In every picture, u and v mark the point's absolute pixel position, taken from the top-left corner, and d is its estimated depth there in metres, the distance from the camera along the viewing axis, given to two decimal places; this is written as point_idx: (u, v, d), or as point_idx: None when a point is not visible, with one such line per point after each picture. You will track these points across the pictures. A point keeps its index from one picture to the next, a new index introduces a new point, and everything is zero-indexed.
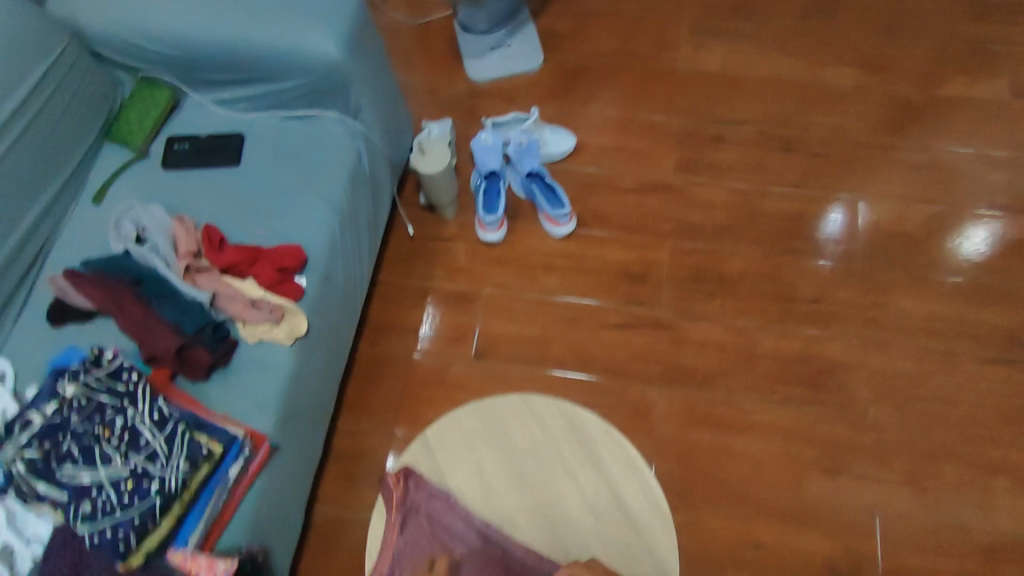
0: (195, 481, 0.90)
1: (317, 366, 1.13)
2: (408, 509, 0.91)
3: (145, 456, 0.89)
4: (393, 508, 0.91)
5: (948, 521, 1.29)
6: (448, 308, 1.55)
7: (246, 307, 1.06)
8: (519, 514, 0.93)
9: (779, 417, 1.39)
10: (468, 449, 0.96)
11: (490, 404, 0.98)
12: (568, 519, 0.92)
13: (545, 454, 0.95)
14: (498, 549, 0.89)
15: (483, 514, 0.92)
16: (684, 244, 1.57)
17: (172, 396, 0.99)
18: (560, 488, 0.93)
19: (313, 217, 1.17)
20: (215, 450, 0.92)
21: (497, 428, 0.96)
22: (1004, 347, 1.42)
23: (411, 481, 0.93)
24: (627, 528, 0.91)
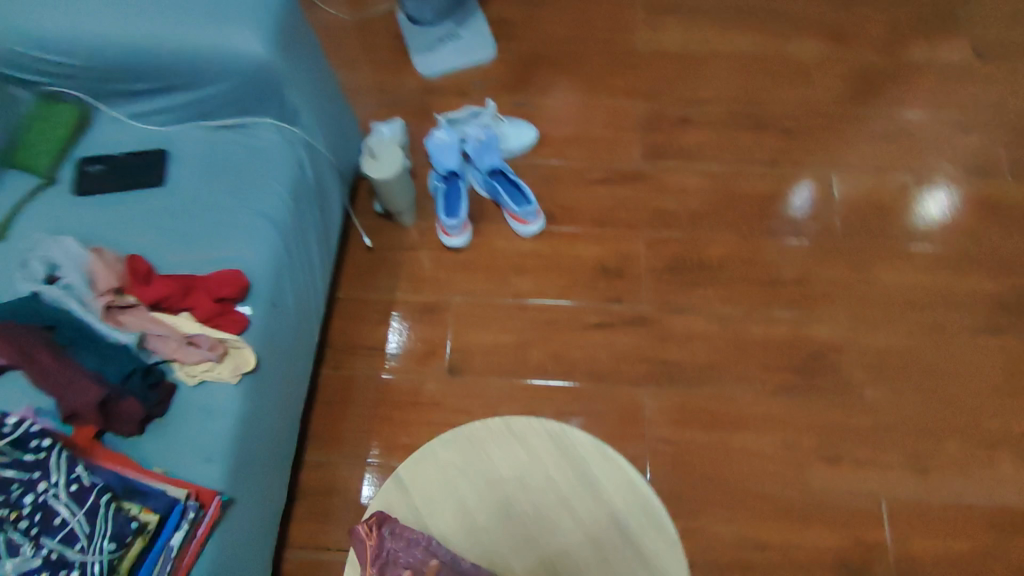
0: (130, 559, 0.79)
1: (271, 404, 1.01)
2: (384, 563, 0.78)
3: (61, 540, 0.76)
4: (367, 562, 0.78)
5: (958, 499, 1.23)
6: (415, 321, 1.44)
7: (181, 346, 0.93)
8: (510, 553, 0.80)
9: (774, 407, 1.32)
10: (447, 484, 0.84)
11: (467, 430, 0.86)
12: (567, 555, 0.79)
13: (534, 481, 0.83)
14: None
15: (469, 558, 0.80)
16: (659, 233, 1.50)
17: (100, 458, 0.85)
18: (555, 519, 0.81)
19: (253, 238, 1.05)
20: (150, 520, 0.81)
21: (478, 456, 0.85)
22: (994, 314, 1.38)
23: (387, 530, 0.80)
24: (633, 557, 0.79)
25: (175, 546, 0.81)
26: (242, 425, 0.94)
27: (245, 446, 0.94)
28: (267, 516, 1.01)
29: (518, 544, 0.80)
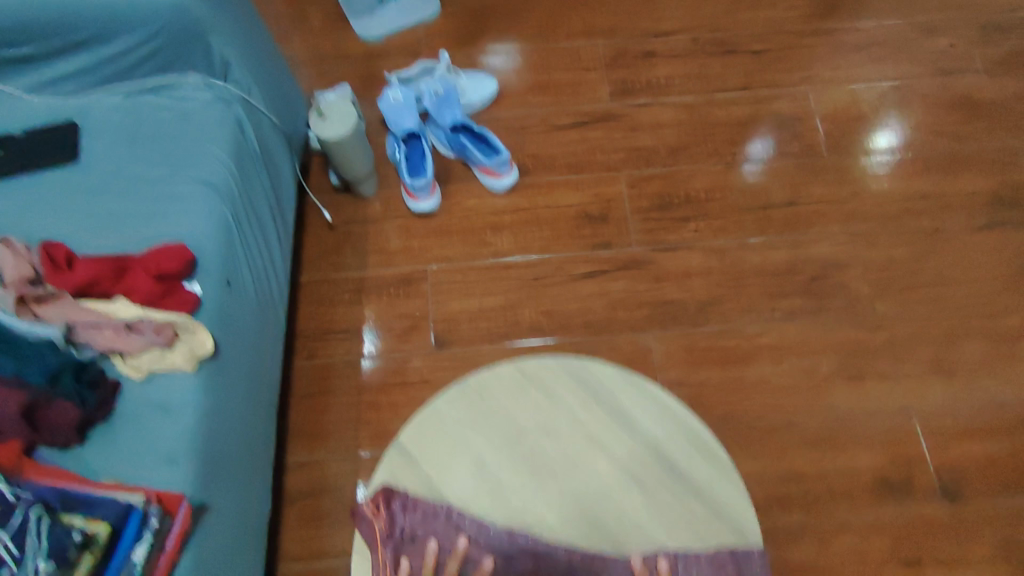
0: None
1: (239, 395, 0.87)
2: (399, 541, 0.67)
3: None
4: (379, 544, 0.67)
5: (986, 401, 1.18)
6: (391, 297, 1.31)
7: (120, 334, 0.78)
8: (543, 508, 0.69)
9: (786, 334, 1.23)
10: (460, 443, 0.72)
11: (474, 381, 0.75)
12: (609, 502, 0.69)
13: (559, 426, 0.72)
14: (529, 562, 0.66)
15: (497, 522, 0.68)
16: (640, 171, 1.40)
17: (33, 475, 0.70)
18: (589, 464, 0.71)
19: (194, 207, 0.89)
20: (97, 530, 0.66)
21: (491, 407, 0.73)
22: (991, 210, 1.33)
23: (398, 504, 0.69)
24: (682, 491, 0.69)
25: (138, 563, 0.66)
26: (208, 420, 0.80)
27: (215, 444, 0.81)
28: (254, 524, 0.88)
29: (552, 499, 0.69)
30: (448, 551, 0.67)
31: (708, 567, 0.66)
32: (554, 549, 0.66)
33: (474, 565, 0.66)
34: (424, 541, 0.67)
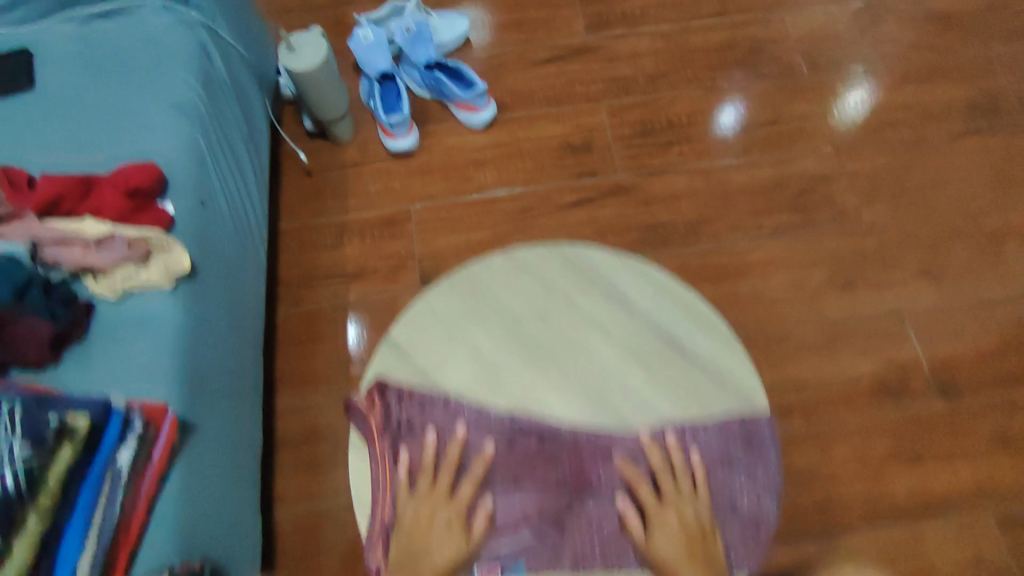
0: (59, 477, 0.58)
1: (223, 319, 0.85)
2: (397, 432, 0.65)
3: None
4: (375, 437, 0.65)
5: (975, 300, 1.19)
6: (375, 238, 1.27)
7: (89, 251, 0.73)
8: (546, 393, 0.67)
9: (775, 249, 1.23)
10: (457, 335, 0.69)
11: (467, 273, 0.72)
12: (615, 381, 0.67)
13: (557, 311, 0.70)
14: (534, 441, 0.65)
15: (501, 408, 0.66)
16: (620, 100, 1.38)
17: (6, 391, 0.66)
18: (590, 346, 0.69)
19: (164, 129, 0.85)
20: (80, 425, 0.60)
21: (485, 297, 0.71)
22: (970, 118, 1.33)
23: (393, 395, 0.66)
24: (689, 365, 0.68)
25: (124, 467, 0.62)
26: (192, 340, 0.77)
27: (201, 364, 0.78)
28: (247, 445, 0.87)
29: (555, 382, 0.67)
30: (448, 437, 0.65)
31: (715, 434, 0.66)
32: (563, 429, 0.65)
33: (476, 448, 0.65)
34: (423, 430, 0.65)
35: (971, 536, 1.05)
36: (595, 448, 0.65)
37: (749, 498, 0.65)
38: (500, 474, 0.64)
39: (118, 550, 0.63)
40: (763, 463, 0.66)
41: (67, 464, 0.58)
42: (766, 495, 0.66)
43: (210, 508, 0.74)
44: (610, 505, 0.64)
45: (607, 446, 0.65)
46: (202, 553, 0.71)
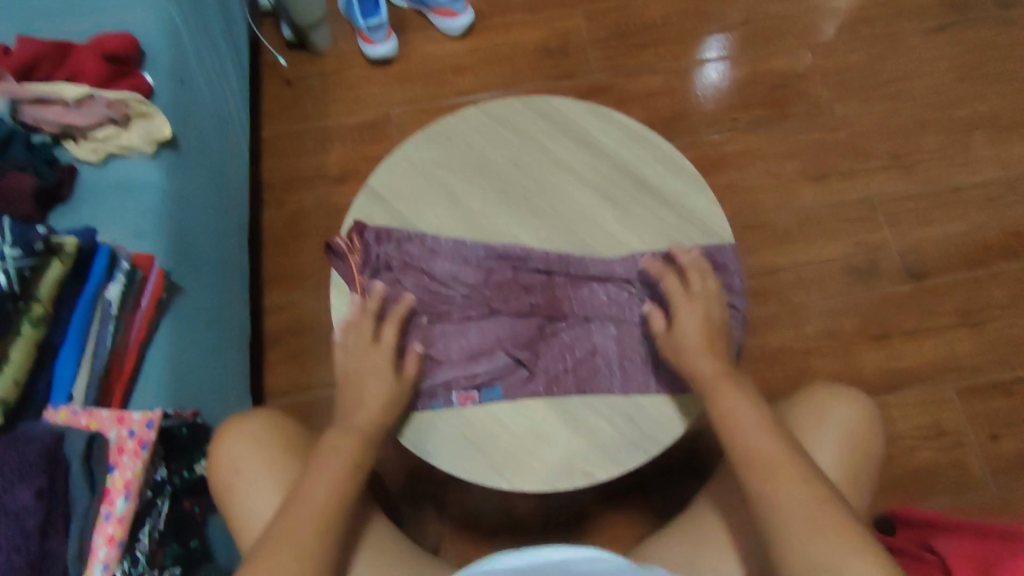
0: (50, 289, 0.58)
1: (205, 193, 0.86)
2: (375, 269, 0.67)
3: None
4: (356, 274, 0.67)
5: (943, 186, 1.22)
6: (356, 143, 1.28)
7: (69, 111, 0.75)
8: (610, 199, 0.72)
9: (749, 142, 1.25)
10: (453, 177, 0.72)
11: (491, 110, 0.76)
12: (636, 202, 0.71)
13: (594, 135, 0.74)
14: (508, 271, 0.68)
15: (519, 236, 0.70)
16: (596, 3, 1.38)
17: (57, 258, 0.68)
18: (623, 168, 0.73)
19: (138, 3, 0.85)
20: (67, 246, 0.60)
21: (544, 117, 0.75)
22: (942, 13, 1.35)
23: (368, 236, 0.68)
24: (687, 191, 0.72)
25: (113, 301, 0.64)
26: (174, 203, 0.79)
27: (184, 227, 0.80)
28: (235, 326, 0.88)
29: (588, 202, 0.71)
30: (424, 272, 0.67)
31: (682, 259, 0.68)
32: (581, 251, 0.69)
33: (451, 280, 0.67)
34: (399, 269, 0.68)
35: (936, 404, 1.08)
36: (566, 277, 0.68)
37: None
38: (477, 304, 0.67)
39: (113, 383, 0.66)
40: (729, 288, 0.68)
41: (57, 279, 0.58)
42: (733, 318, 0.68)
43: (201, 359, 0.77)
44: (582, 331, 0.67)
45: (577, 274, 0.68)
46: (195, 399, 0.74)
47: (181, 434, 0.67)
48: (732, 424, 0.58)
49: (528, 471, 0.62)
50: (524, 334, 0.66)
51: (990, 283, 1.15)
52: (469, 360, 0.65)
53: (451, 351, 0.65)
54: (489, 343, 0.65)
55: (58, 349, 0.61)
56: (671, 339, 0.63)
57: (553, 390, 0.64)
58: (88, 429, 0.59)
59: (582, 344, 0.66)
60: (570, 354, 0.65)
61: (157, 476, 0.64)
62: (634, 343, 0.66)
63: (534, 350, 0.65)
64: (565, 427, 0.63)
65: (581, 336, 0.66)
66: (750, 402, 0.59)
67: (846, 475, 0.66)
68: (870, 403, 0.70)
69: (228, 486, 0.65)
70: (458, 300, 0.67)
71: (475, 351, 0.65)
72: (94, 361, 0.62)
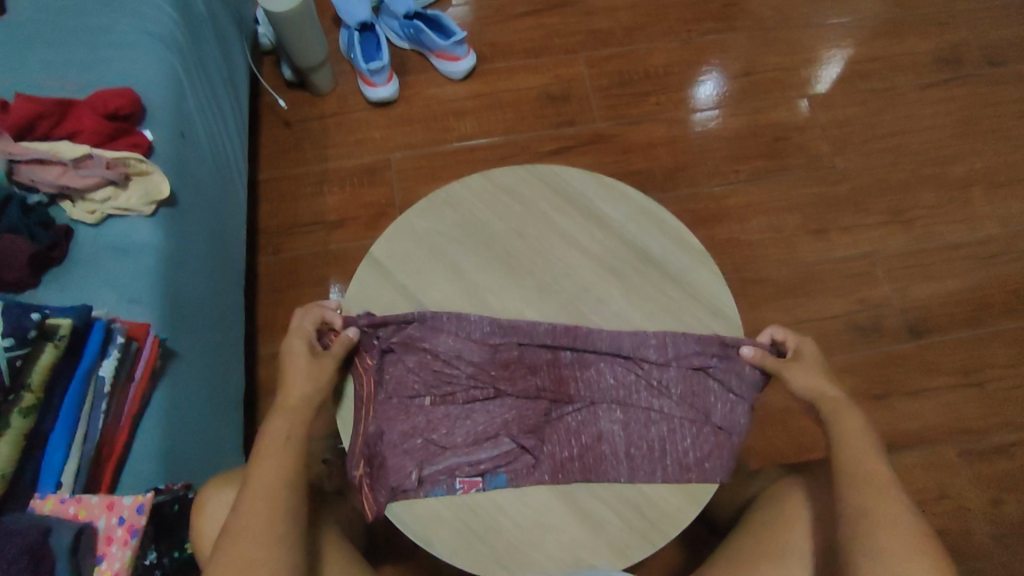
0: (43, 373, 0.57)
1: (202, 251, 0.84)
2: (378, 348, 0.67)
3: None
4: (360, 350, 0.66)
5: (942, 242, 1.23)
6: (356, 187, 1.27)
7: (67, 172, 0.73)
8: (617, 273, 0.71)
9: (750, 194, 1.26)
10: (457, 248, 0.72)
11: (498, 179, 0.75)
12: (642, 277, 0.71)
13: (599, 206, 0.74)
14: (513, 351, 0.67)
15: (525, 310, 0.69)
16: (597, 52, 1.38)
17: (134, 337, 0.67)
18: (629, 241, 0.72)
19: (142, 58, 0.84)
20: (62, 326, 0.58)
21: (549, 187, 0.75)
22: (938, 70, 1.36)
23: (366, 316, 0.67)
24: (693, 267, 0.71)
25: (106, 378, 0.62)
26: (170, 265, 0.77)
27: (179, 289, 0.77)
28: (229, 389, 0.85)
29: (594, 277, 0.71)
30: (427, 350, 0.66)
31: (688, 340, 0.67)
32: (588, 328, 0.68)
33: (455, 358, 0.66)
34: (404, 348, 0.67)
35: (939, 466, 1.08)
36: (573, 354, 0.67)
37: (723, 409, 0.66)
38: (480, 388, 0.65)
39: (104, 461, 0.63)
40: (739, 374, 0.67)
41: (51, 363, 0.58)
42: (740, 406, 0.66)
43: (196, 429, 0.75)
44: (588, 415, 0.65)
45: (583, 352, 0.67)
46: (187, 472, 0.71)
47: (173, 510, 0.65)
48: (845, 438, 0.62)
49: (534, 562, 0.60)
50: (528, 420, 0.65)
51: (989, 342, 1.15)
52: (470, 445, 0.63)
53: (453, 436, 0.64)
54: (491, 427, 0.64)
55: (48, 435, 0.59)
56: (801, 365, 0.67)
57: (558, 476, 0.63)
58: (76, 520, 0.57)
59: (587, 429, 0.65)
60: (575, 440, 0.64)
61: (147, 560, 0.62)
62: (641, 429, 0.65)
63: (539, 435, 0.64)
64: (569, 516, 0.62)
65: (586, 421, 0.65)
66: (863, 426, 0.63)
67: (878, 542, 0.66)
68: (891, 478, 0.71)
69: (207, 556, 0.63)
70: (463, 382, 0.65)
71: (476, 435, 0.64)
72: (85, 444, 0.60)
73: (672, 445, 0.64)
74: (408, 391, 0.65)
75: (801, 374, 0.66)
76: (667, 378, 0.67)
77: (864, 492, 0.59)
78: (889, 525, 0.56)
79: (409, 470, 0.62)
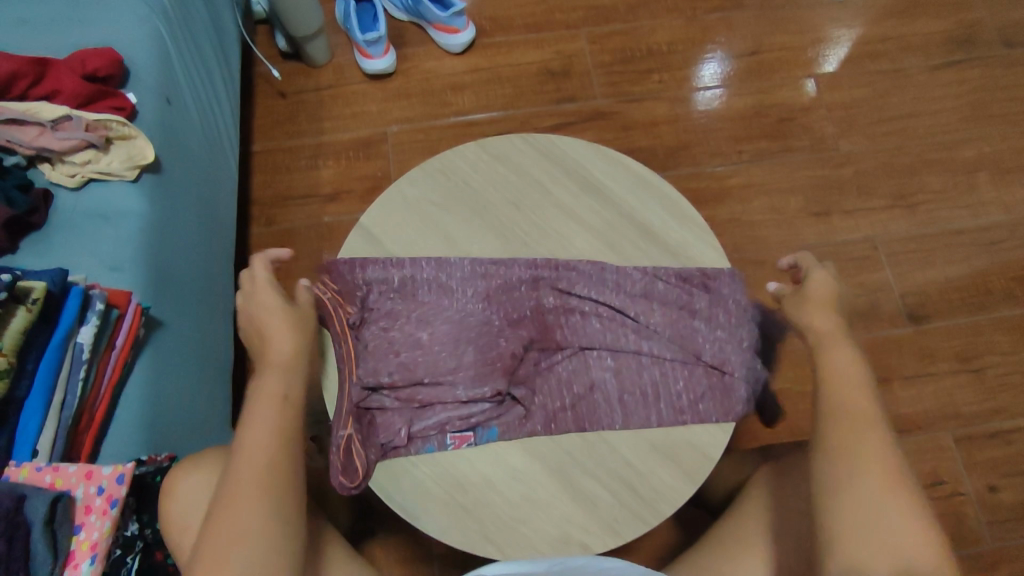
0: (15, 339, 0.55)
1: (190, 217, 0.82)
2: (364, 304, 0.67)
3: None
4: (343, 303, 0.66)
5: (947, 227, 1.20)
6: (350, 160, 1.25)
7: (45, 132, 0.71)
8: (611, 245, 0.70)
9: (754, 175, 1.23)
10: (450, 215, 0.70)
11: (493, 145, 0.74)
12: (638, 250, 0.69)
13: (597, 175, 0.72)
14: (505, 303, 0.67)
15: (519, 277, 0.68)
16: (600, 27, 1.35)
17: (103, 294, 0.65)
18: (626, 211, 0.71)
19: (128, 19, 0.81)
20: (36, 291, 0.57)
21: (546, 155, 0.73)
22: (949, 51, 1.33)
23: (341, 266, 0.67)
24: (690, 242, 0.70)
25: (85, 346, 0.60)
26: (153, 233, 0.74)
27: (164, 258, 0.75)
28: (219, 356, 0.84)
29: (590, 248, 0.70)
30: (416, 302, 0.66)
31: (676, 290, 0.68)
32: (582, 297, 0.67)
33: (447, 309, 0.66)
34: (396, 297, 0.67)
35: (936, 452, 1.06)
36: (555, 301, 0.67)
37: (712, 347, 0.66)
38: (477, 332, 0.65)
39: (84, 431, 0.62)
40: (723, 307, 0.68)
41: (23, 329, 0.55)
42: (730, 345, 0.66)
43: (181, 402, 0.72)
44: (580, 363, 0.65)
45: (565, 297, 0.67)
46: (171, 445, 0.69)
47: (157, 481, 0.63)
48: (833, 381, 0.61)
49: (522, 538, 0.59)
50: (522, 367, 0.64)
51: (991, 329, 1.14)
52: (466, 396, 0.62)
53: (449, 389, 0.63)
54: (485, 374, 0.63)
55: (21, 402, 0.57)
56: (797, 295, 0.68)
57: (552, 428, 0.62)
58: (53, 489, 0.55)
59: (581, 377, 0.64)
60: (569, 387, 0.64)
61: (128, 531, 0.61)
62: (633, 375, 0.64)
63: (529, 386, 0.64)
64: (558, 486, 0.61)
65: (579, 369, 0.65)
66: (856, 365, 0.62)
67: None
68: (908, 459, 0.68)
69: (176, 534, 0.59)
70: (459, 327, 0.65)
71: (471, 384, 0.63)
72: (62, 412, 0.58)
73: (664, 389, 0.64)
74: (403, 339, 0.64)
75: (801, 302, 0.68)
76: (656, 318, 0.67)
77: (854, 435, 0.57)
78: (869, 477, 0.55)
79: (399, 427, 0.61)
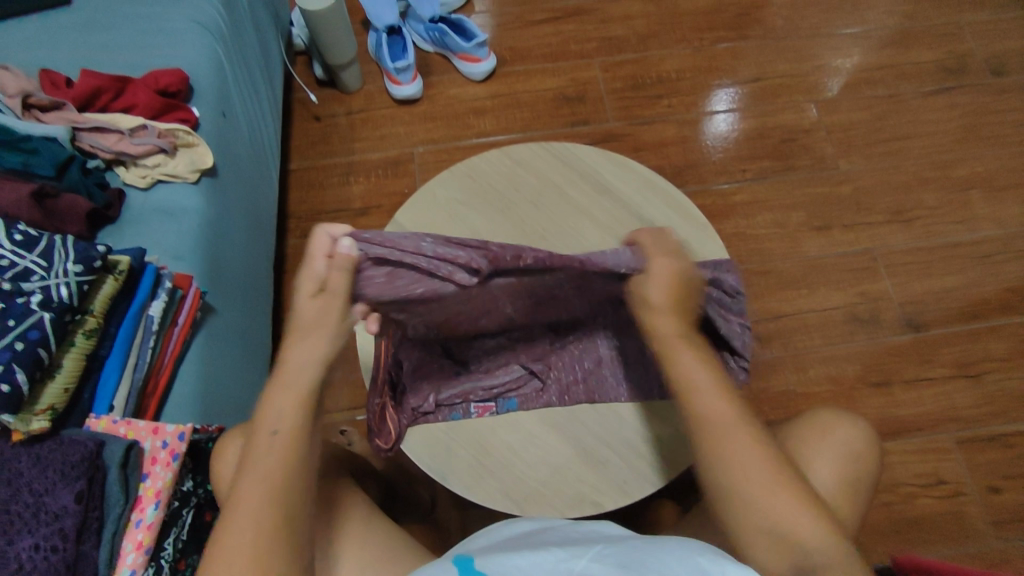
0: (104, 303, 0.65)
1: (238, 216, 0.91)
2: None
3: (15, 276, 0.61)
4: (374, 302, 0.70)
5: (944, 240, 1.26)
6: (379, 177, 1.34)
7: (122, 139, 0.81)
8: (619, 235, 0.77)
9: (760, 191, 1.31)
10: (474, 213, 0.79)
11: (512, 153, 0.83)
12: None
13: (606, 175, 0.81)
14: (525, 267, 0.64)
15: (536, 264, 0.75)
16: (612, 57, 1.45)
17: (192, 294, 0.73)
18: (631, 207, 0.79)
19: (191, 43, 0.92)
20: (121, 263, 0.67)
21: (560, 160, 0.82)
22: (941, 78, 1.41)
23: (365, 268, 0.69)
24: (691, 233, 0.77)
25: (155, 318, 0.69)
26: (210, 227, 0.84)
27: (218, 248, 0.84)
28: (257, 344, 0.91)
29: (600, 239, 0.77)
30: None
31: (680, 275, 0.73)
32: None
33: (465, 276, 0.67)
34: None
35: (938, 454, 1.10)
36: None
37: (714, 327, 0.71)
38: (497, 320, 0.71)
39: (149, 396, 0.69)
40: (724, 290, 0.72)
41: (111, 294, 0.65)
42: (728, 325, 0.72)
43: (228, 380, 0.80)
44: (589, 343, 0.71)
45: None
46: (220, 418, 0.76)
47: (208, 447, 0.70)
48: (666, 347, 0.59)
49: (534, 495, 0.65)
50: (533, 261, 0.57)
51: (989, 338, 1.18)
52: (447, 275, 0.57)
53: (414, 243, 0.56)
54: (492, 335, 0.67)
55: (104, 360, 0.66)
56: (638, 288, 0.60)
57: (563, 399, 0.69)
58: (126, 439, 0.63)
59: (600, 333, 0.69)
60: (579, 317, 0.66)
61: (184, 487, 0.68)
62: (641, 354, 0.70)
63: (546, 362, 0.71)
64: (568, 448, 0.67)
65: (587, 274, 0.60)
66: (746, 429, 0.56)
67: (834, 494, 0.64)
68: (867, 425, 0.69)
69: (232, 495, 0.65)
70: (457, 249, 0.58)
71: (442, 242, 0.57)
72: (134, 373, 0.67)
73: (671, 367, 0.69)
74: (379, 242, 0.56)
75: (653, 286, 0.60)
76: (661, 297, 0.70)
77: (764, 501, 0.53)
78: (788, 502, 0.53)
79: (428, 396, 0.68)
